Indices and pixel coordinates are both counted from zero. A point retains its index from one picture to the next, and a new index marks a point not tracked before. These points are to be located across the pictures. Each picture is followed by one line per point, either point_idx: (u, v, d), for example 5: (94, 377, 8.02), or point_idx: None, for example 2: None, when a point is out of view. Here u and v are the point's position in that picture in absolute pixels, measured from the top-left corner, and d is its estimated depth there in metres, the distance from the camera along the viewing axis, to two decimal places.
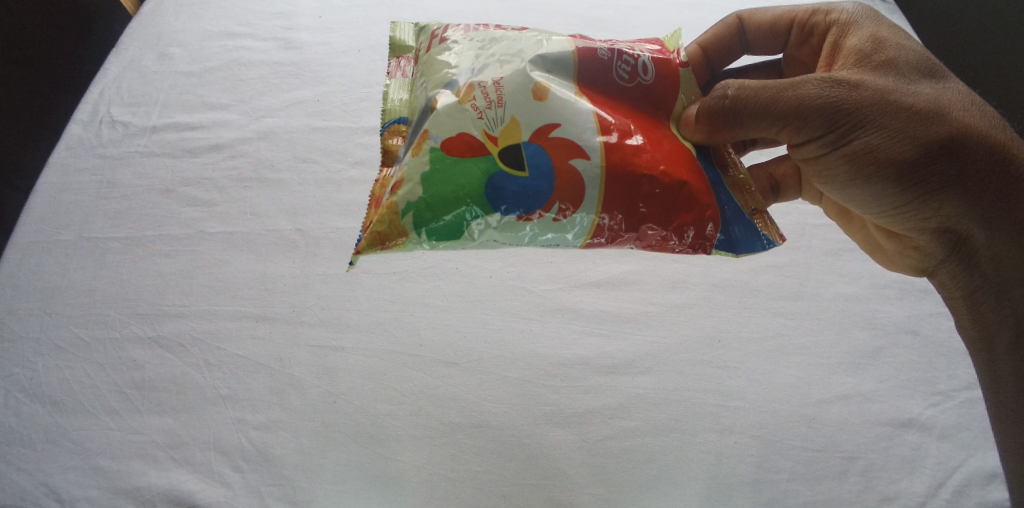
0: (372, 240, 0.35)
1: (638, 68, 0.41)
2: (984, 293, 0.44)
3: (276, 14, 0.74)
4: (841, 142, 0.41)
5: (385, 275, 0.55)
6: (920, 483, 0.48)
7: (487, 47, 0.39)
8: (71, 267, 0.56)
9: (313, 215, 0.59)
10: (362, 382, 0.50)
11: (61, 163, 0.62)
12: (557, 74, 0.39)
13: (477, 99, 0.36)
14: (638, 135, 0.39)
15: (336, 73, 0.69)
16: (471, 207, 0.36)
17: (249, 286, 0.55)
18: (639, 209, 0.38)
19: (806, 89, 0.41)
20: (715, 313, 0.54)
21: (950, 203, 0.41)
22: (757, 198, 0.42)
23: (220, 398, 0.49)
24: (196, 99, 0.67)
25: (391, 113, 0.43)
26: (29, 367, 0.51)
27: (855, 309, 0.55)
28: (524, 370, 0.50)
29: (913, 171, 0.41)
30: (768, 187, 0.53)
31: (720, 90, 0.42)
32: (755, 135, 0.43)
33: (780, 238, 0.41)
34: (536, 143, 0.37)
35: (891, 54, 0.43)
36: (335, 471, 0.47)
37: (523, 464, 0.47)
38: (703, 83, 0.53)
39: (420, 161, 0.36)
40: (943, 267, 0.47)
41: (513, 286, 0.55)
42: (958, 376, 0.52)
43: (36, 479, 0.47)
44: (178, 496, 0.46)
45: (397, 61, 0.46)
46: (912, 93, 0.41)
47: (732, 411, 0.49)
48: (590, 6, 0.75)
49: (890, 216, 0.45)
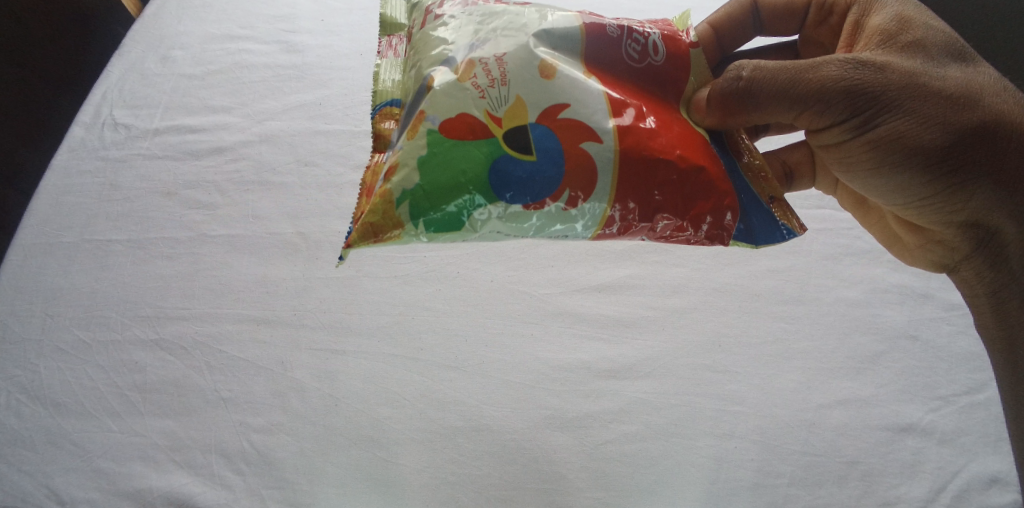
0: (364, 232, 0.34)
1: (648, 48, 0.42)
2: (1010, 292, 0.46)
3: (278, 17, 0.74)
4: (864, 127, 0.41)
5: (386, 279, 0.55)
6: (920, 487, 0.48)
7: (486, 23, 0.39)
8: (72, 269, 0.56)
9: (314, 217, 0.59)
10: (362, 386, 0.50)
11: (63, 165, 0.63)
12: (563, 52, 0.39)
13: (478, 77, 0.36)
14: (651, 118, 0.39)
15: (337, 76, 0.69)
16: (473, 195, 0.36)
17: (250, 290, 0.55)
18: (654, 197, 0.38)
19: (829, 71, 0.40)
20: (715, 318, 0.54)
21: (978, 194, 0.42)
22: (773, 185, 0.43)
23: (221, 401, 0.50)
24: (198, 102, 0.67)
25: (382, 95, 0.43)
26: (30, 369, 0.51)
27: (856, 314, 0.55)
28: (525, 374, 0.51)
29: (942, 160, 0.41)
30: (783, 174, 0.53)
31: (734, 71, 0.42)
32: (771, 119, 0.43)
33: (799, 228, 0.42)
34: (543, 125, 0.37)
35: (918, 35, 0.43)
36: (336, 474, 0.47)
37: (523, 468, 0.48)
38: (714, 63, 0.53)
39: (416, 145, 0.35)
40: (967, 264, 0.48)
41: (514, 290, 0.55)
42: (958, 381, 0.52)
43: (37, 481, 0.47)
44: (179, 497, 0.46)
45: (388, 40, 0.46)
46: (941, 77, 0.41)
47: (731, 416, 0.49)
48: (590, 8, 0.75)
49: (915, 207, 0.46)
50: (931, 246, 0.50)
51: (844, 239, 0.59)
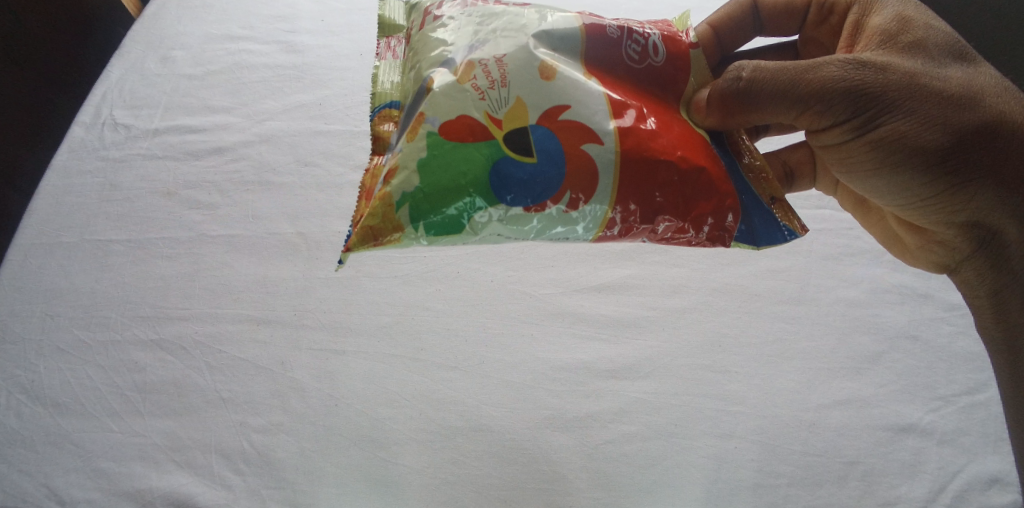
0: (364, 235, 0.34)
1: (648, 48, 0.42)
2: (1012, 291, 0.46)
3: (278, 17, 0.74)
4: (865, 128, 0.41)
5: (386, 279, 0.55)
6: (920, 487, 0.48)
7: (486, 23, 0.39)
8: (72, 269, 0.56)
9: (314, 217, 0.59)
10: (362, 386, 0.50)
11: (63, 166, 0.63)
12: (563, 52, 0.39)
13: (477, 78, 0.36)
14: (652, 119, 0.39)
15: (337, 77, 0.69)
16: (473, 197, 0.36)
17: (250, 290, 0.55)
18: (655, 198, 0.38)
19: (830, 71, 0.40)
20: (715, 318, 0.54)
21: (979, 194, 0.42)
22: (774, 186, 0.43)
23: (222, 401, 0.50)
24: (198, 102, 0.67)
25: (381, 97, 0.43)
26: (30, 369, 0.51)
27: (856, 314, 0.55)
28: (525, 374, 0.51)
29: (943, 160, 0.41)
30: (783, 174, 0.53)
31: (735, 71, 0.41)
32: (771, 119, 0.43)
33: (800, 229, 0.42)
34: (544, 127, 0.37)
35: (919, 35, 0.43)
36: (336, 473, 0.47)
37: (523, 468, 0.47)
38: (714, 63, 0.53)
39: (415, 147, 0.35)
40: (968, 264, 0.48)
41: (513, 290, 0.55)
42: (958, 381, 0.52)
43: (37, 481, 0.47)
44: (179, 497, 0.46)
45: (386, 42, 0.46)
46: (943, 77, 0.41)
47: (732, 416, 0.49)
48: (590, 9, 0.75)
49: (916, 208, 0.46)
50: (932, 247, 0.50)
51: (843, 239, 0.59)
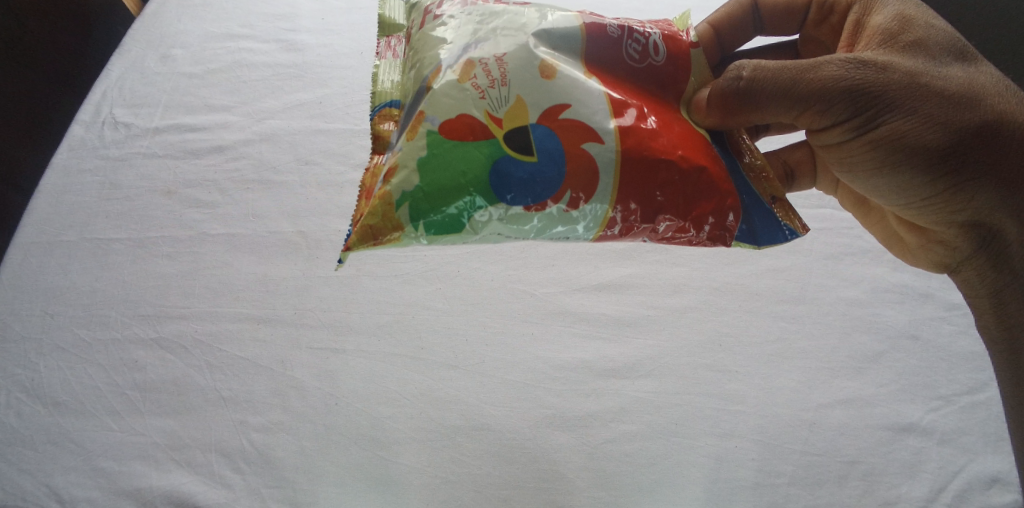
0: (364, 234, 0.34)
1: (649, 48, 0.41)
2: (1012, 291, 0.46)
3: (278, 16, 0.74)
4: (866, 127, 0.41)
5: (386, 278, 0.55)
6: (920, 487, 0.48)
7: (486, 22, 0.39)
8: (72, 268, 0.56)
9: (314, 216, 0.59)
10: (362, 385, 0.50)
11: (63, 164, 0.63)
12: (563, 51, 0.39)
13: (478, 77, 0.36)
14: (652, 118, 0.39)
15: (338, 76, 0.69)
16: (473, 196, 0.36)
17: (250, 289, 0.55)
18: (656, 198, 0.38)
19: (831, 70, 0.40)
20: (715, 318, 0.54)
21: (980, 194, 0.42)
22: (775, 185, 0.43)
23: (222, 400, 0.50)
24: (198, 101, 0.67)
25: (381, 96, 0.42)
26: (30, 368, 0.51)
27: (857, 313, 0.55)
28: (525, 373, 0.50)
29: (943, 160, 0.40)
30: (783, 173, 0.53)
31: (735, 70, 0.41)
32: (771, 118, 0.43)
33: (801, 228, 0.41)
34: (544, 126, 0.37)
35: (919, 34, 0.43)
36: (335, 472, 0.47)
37: (524, 468, 0.47)
38: (714, 63, 0.52)
39: (415, 146, 0.35)
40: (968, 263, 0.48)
41: (514, 289, 0.55)
42: (958, 380, 0.52)
43: (37, 480, 0.47)
44: (179, 496, 0.46)
45: (386, 41, 0.46)
46: (943, 76, 0.41)
47: (732, 416, 0.49)
48: (590, 8, 0.75)
49: (916, 208, 0.45)
50: (932, 247, 0.50)
51: (844, 238, 0.59)
